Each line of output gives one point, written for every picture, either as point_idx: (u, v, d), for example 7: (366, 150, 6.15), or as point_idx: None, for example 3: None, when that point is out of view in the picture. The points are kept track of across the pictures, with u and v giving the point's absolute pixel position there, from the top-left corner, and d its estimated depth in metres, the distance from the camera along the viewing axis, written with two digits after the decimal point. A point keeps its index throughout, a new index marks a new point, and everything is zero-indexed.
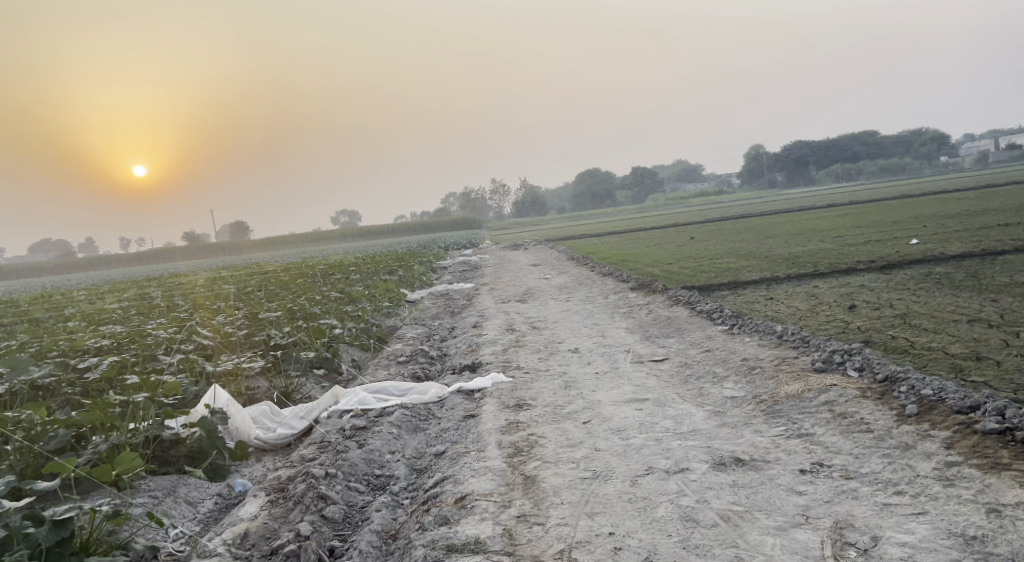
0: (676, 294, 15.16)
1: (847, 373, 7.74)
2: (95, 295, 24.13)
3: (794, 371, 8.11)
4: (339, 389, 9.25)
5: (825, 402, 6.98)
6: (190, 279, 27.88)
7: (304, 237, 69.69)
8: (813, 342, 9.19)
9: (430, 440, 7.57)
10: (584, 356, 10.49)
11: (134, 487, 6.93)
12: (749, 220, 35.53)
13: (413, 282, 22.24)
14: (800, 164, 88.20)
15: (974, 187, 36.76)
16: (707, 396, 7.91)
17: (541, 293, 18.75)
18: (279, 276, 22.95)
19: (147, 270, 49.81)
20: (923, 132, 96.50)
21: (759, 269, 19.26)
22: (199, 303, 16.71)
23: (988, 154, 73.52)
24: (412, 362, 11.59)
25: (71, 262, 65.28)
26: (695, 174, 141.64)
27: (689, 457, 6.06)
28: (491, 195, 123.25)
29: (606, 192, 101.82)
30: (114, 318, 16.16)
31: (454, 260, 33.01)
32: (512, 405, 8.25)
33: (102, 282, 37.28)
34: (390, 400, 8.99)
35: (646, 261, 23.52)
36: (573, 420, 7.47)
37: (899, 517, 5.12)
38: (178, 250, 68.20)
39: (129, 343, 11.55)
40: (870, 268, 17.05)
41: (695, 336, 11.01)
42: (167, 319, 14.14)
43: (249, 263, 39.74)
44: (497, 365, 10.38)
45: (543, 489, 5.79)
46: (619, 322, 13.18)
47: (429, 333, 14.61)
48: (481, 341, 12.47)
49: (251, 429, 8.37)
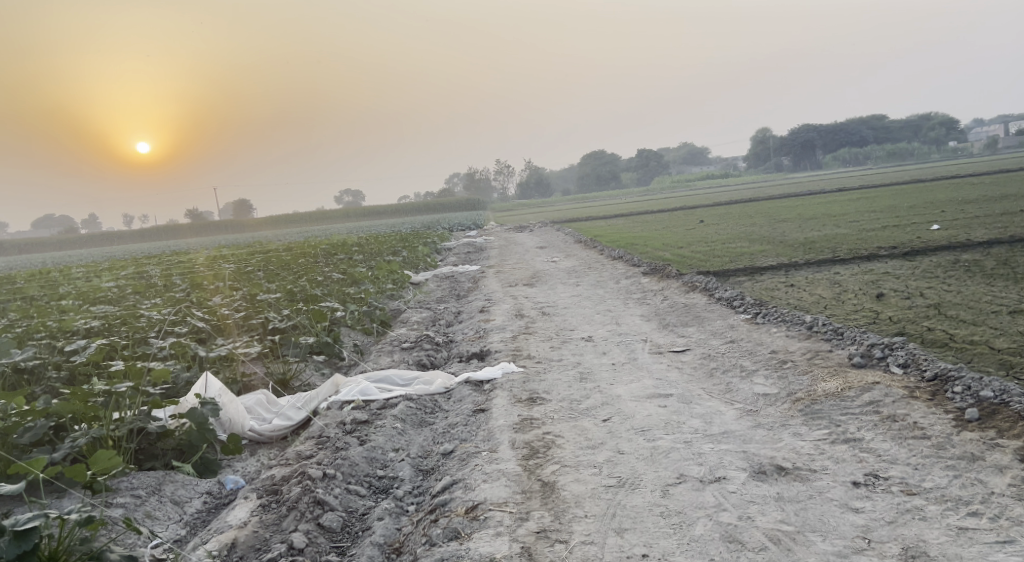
0: (692, 280, 14.57)
1: (890, 370, 7.15)
2: (91, 273, 23.54)
3: (831, 367, 7.52)
4: (340, 378, 8.66)
5: (870, 402, 6.39)
6: (191, 257, 27.36)
7: (308, 216, 69.20)
8: (848, 334, 8.60)
9: (436, 437, 6.96)
10: (599, 346, 9.90)
11: (115, 486, 6.34)
12: (758, 204, 34.84)
13: (416, 264, 21.66)
14: (807, 148, 87.37)
15: (989, 173, 36.01)
16: (736, 392, 7.32)
17: (549, 277, 18.15)
18: (280, 255, 22.39)
19: (149, 247, 49.39)
20: (932, 117, 95.54)
21: (775, 254, 18.64)
22: (197, 283, 16.11)
23: (998, 138, 72.73)
24: (416, 348, 11.00)
25: (74, 238, 64.83)
26: (701, 158, 140.62)
27: (724, 464, 5.48)
28: (495, 175, 122.32)
29: (612, 175, 100.96)
30: (108, 297, 15.58)
31: (459, 241, 32.42)
32: (524, 399, 7.67)
33: (101, 258, 36.73)
34: (394, 390, 8.39)
35: (656, 245, 22.91)
36: (591, 417, 6.88)
37: (981, 546, 4.55)
38: (184, 227, 67.79)
39: (120, 325, 10.95)
40: (893, 255, 16.45)
41: (717, 325, 10.42)
42: (163, 299, 13.56)
43: (251, 242, 39.16)
44: (506, 354, 9.79)
45: (563, 499, 5.22)
46: (634, 309, 12.60)
47: (434, 317, 14.03)
48: (490, 328, 11.89)
49: (244, 421, 7.77)
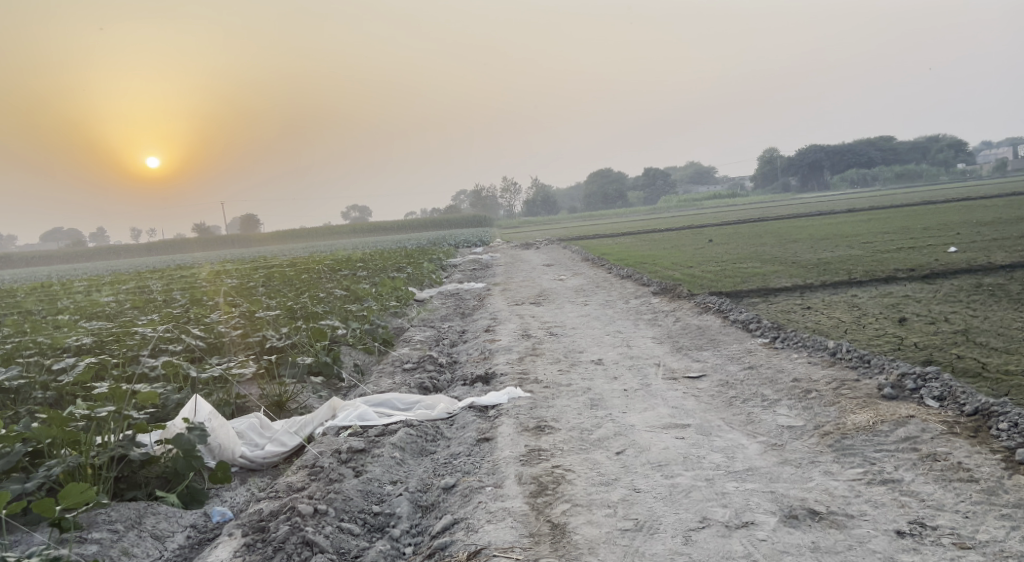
0: (704, 300, 14.11)
1: (924, 403, 6.70)
2: (92, 287, 23.06)
3: (859, 398, 7.05)
4: (337, 401, 8.16)
5: (906, 438, 5.95)
6: (196, 271, 26.95)
7: (316, 231, 68.96)
8: (875, 362, 8.14)
9: (437, 468, 6.45)
10: (610, 370, 9.42)
11: (90, 520, 5.91)
12: (768, 224, 34.40)
13: (421, 281, 21.17)
14: (815, 168, 86.98)
15: (1001, 194, 35.51)
16: (758, 424, 6.84)
17: (557, 296, 17.68)
18: (284, 270, 22.00)
19: (152, 260, 49.06)
20: (941, 137, 95.07)
21: (788, 275, 18.20)
22: (196, 298, 15.63)
23: (1006, 162, 72.11)
24: (419, 369, 10.53)
25: (81, 251, 64.60)
26: (708, 177, 140.36)
27: (751, 506, 5.06)
28: (501, 192, 122.02)
29: (618, 194, 100.52)
30: (104, 313, 15.12)
31: (465, 258, 31.98)
32: (531, 428, 7.20)
33: (107, 272, 36.46)
34: (394, 415, 7.90)
35: (666, 264, 22.44)
36: (603, 449, 6.41)
37: None
38: (192, 240, 67.58)
39: (112, 341, 10.44)
40: (910, 277, 15.99)
41: (734, 349, 9.95)
42: (159, 316, 13.10)
43: (252, 256, 38.66)
44: (513, 378, 9.32)
45: (576, 545, 4.90)
46: (645, 330, 12.12)
47: (438, 336, 13.55)
48: (495, 349, 11.44)
49: (235, 447, 7.25)
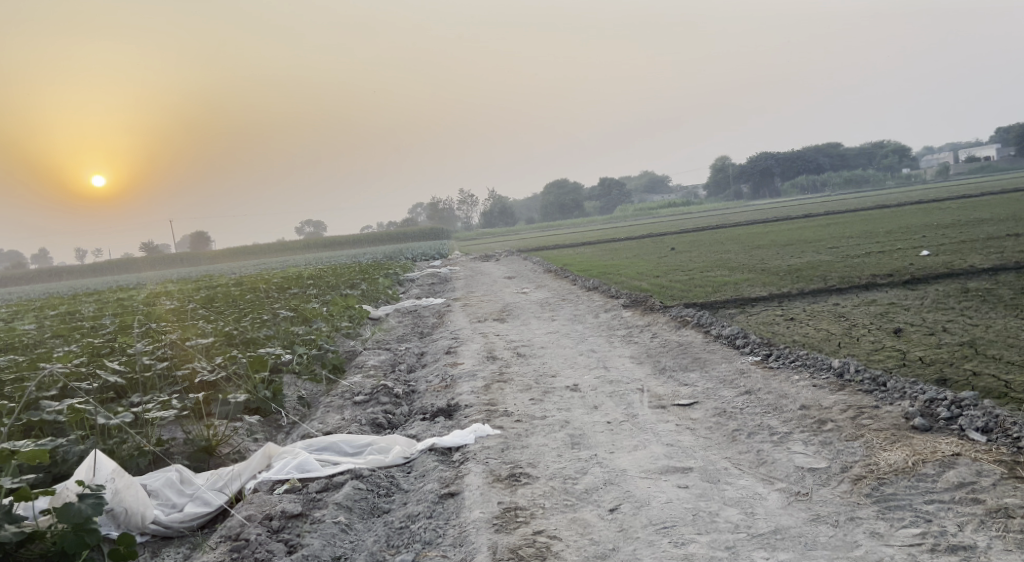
0: (681, 314, 13.04)
1: (967, 436, 5.72)
2: (20, 313, 21.30)
3: (888, 430, 6.03)
4: (273, 447, 6.90)
5: (960, 485, 5.00)
6: (135, 293, 25.25)
7: (266, 248, 67.05)
8: (893, 385, 7.16)
9: (390, 536, 5.35)
10: (588, 398, 8.30)
11: None
12: (729, 231, 33.60)
13: (376, 299, 19.83)
14: (766, 175, 86.97)
15: (958, 197, 35.15)
16: (773, 466, 5.77)
17: (522, 311, 16.55)
18: (229, 291, 20.58)
19: (93, 282, 46.94)
20: (888, 143, 95.82)
21: (761, 284, 17.25)
22: (124, 324, 14.13)
23: (949, 167, 72.97)
24: (372, 402, 9.29)
25: (21, 274, 61.95)
26: (661, 186, 140.22)
27: None
28: (457, 206, 120.71)
29: (575, 204, 99.52)
30: (22, 344, 13.58)
31: (422, 271, 30.71)
32: (506, 476, 6.07)
33: (43, 294, 34.45)
34: (340, 463, 6.68)
35: (632, 274, 21.39)
36: (593, 505, 5.28)
37: None
38: (139, 261, 65.24)
39: (16, 380, 9.03)
40: (891, 283, 15.14)
41: (724, 369, 8.89)
42: (79, 347, 11.68)
43: (199, 276, 36.86)
44: (478, 412, 8.12)
45: None
46: (621, 349, 11.02)
47: (394, 361, 12.31)
48: (457, 374, 10.26)
49: (146, 512, 6.00)
